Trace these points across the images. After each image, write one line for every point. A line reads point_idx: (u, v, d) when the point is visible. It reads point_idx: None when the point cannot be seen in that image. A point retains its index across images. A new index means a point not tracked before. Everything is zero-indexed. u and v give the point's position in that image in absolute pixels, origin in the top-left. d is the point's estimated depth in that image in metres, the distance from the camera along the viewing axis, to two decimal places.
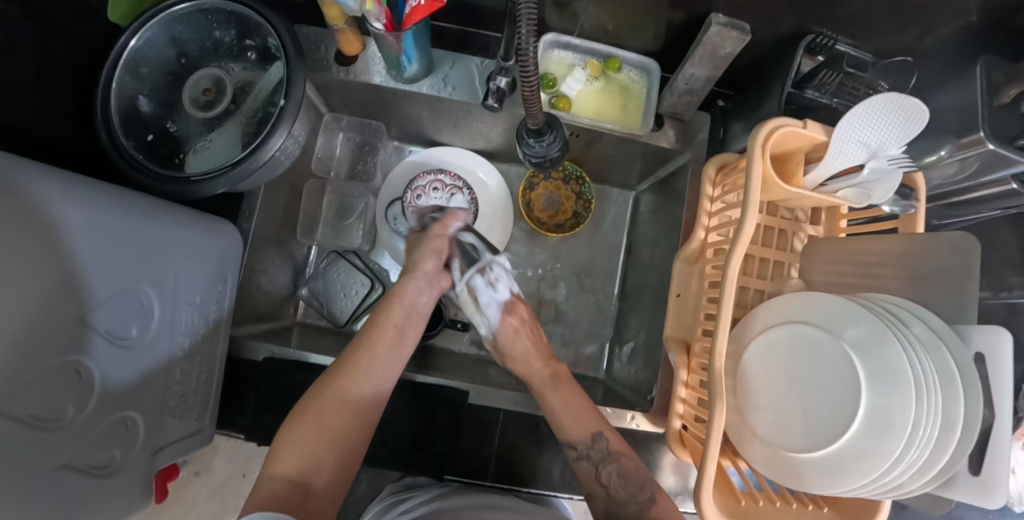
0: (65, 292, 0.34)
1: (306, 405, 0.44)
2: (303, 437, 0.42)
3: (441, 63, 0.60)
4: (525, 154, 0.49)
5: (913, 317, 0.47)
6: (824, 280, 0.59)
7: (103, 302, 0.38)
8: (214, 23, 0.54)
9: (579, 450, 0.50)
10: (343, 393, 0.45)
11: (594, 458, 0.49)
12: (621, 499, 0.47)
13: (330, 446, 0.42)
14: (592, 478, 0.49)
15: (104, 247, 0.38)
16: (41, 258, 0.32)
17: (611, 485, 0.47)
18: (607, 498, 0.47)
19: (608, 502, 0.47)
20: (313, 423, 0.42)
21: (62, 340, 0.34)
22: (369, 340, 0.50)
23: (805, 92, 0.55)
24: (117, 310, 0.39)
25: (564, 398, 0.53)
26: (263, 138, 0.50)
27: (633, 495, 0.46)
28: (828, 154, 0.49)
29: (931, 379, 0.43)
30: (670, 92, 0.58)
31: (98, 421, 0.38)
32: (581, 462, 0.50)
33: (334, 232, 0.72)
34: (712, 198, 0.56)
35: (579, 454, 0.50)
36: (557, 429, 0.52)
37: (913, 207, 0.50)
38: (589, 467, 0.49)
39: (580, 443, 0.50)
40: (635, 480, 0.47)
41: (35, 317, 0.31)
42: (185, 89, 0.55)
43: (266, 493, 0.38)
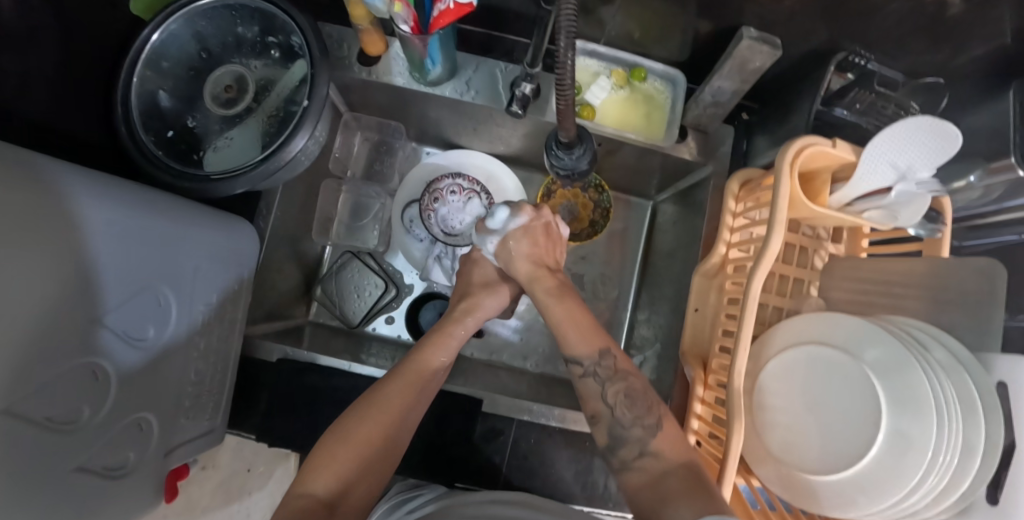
0: (82, 293, 0.33)
1: (343, 427, 0.42)
2: (337, 456, 0.40)
3: (465, 66, 0.59)
4: (553, 166, 0.48)
5: (933, 341, 0.47)
6: (843, 300, 0.58)
7: (121, 304, 0.37)
8: (238, 19, 0.54)
9: (586, 365, 0.47)
10: (384, 417, 0.43)
11: (600, 376, 0.46)
12: (627, 423, 0.43)
13: (360, 468, 0.40)
14: (596, 398, 0.46)
15: (125, 247, 0.37)
16: (62, 259, 0.31)
17: (618, 406, 0.45)
18: (611, 419, 0.45)
19: (611, 423, 0.44)
20: (350, 444, 0.41)
21: (78, 341, 0.33)
22: (408, 368, 0.49)
23: (833, 110, 0.54)
24: (135, 312, 0.39)
25: (574, 315, 0.51)
26: (286, 138, 0.50)
27: (639, 417, 0.43)
28: (855, 176, 0.49)
29: (952, 404, 0.42)
30: (695, 103, 0.58)
31: (113, 423, 0.38)
32: (586, 378, 0.47)
33: (348, 232, 0.72)
34: (734, 213, 0.56)
35: (582, 372, 0.48)
36: (566, 347, 0.50)
37: (939, 231, 0.49)
38: (593, 384, 0.47)
39: (586, 358, 0.48)
40: (641, 401, 0.44)
41: (52, 317, 0.31)
42: (208, 86, 0.55)
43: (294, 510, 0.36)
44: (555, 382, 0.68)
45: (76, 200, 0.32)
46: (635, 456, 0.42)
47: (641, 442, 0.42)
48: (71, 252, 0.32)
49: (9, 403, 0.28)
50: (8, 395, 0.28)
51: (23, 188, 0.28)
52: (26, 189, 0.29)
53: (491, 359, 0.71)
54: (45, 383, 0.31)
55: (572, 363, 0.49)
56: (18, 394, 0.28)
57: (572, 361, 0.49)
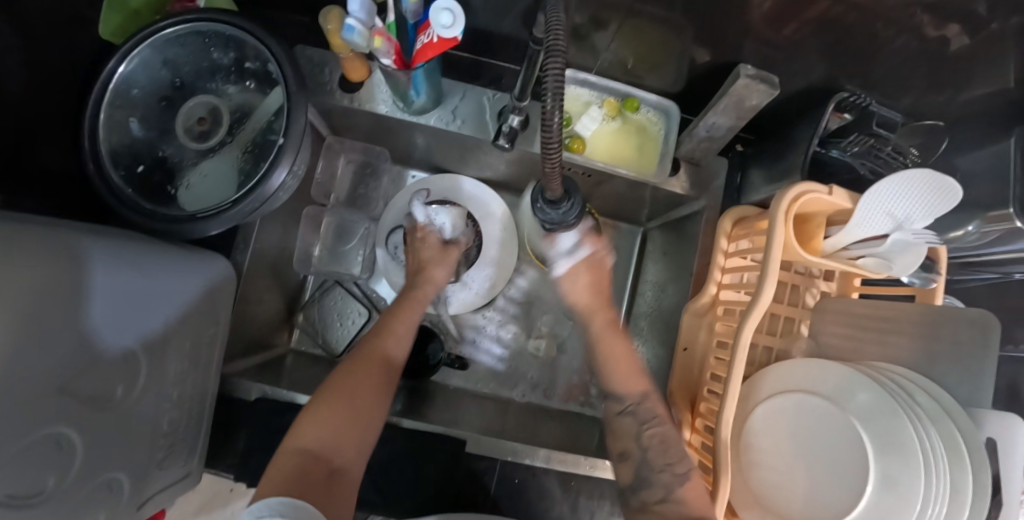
0: (48, 363, 0.31)
1: (333, 385, 0.46)
2: (331, 414, 0.43)
3: (451, 94, 0.56)
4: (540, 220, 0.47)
5: (919, 389, 0.47)
6: (834, 342, 0.57)
7: (117, 332, 0.37)
8: (211, 45, 0.51)
9: (626, 406, 0.52)
10: (366, 379, 0.47)
11: (637, 418, 0.51)
12: (655, 467, 0.48)
13: (353, 417, 0.44)
14: (630, 436, 0.51)
15: (103, 303, 0.36)
16: (34, 325, 0.29)
17: (651, 449, 0.49)
18: (640, 460, 0.49)
19: (636, 464, 0.49)
20: (336, 398, 0.45)
21: (40, 413, 0.31)
22: (388, 323, 0.54)
23: (828, 151, 0.53)
24: (127, 310, 0.38)
25: (620, 356, 0.56)
26: (264, 173, 0.47)
27: (669, 464, 0.47)
28: (852, 222, 0.48)
29: (938, 454, 0.42)
30: (689, 137, 0.56)
31: (81, 486, 0.36)
32: (623, 417, 0.52)
33: (332, 256, 0.68)
34: (726, 252, 0.55)
35: (621, 410, 0.53)
36: (609, 387, 0.54)
37: (934, 280, 0.49)
38: (629, 424, 0.51)
39: (628, 399, 0.52)
40: (674, 450, 0.48)
41: (18, 394, 0.29)
42: (179, 118, 0.52)
43: (294, 464, 0.39)
44: (543, 413, 0.67)
45: (45, 264, 0.30)
46: (657, 500, 0.46)
47: (665, 487, 0.46)
48: (46, 316, 0.30)
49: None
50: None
51: None
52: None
53: (477, 390, 0.69)
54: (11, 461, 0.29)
55: (611, 399, 0.54)
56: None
57: (612, 397, 0.54)
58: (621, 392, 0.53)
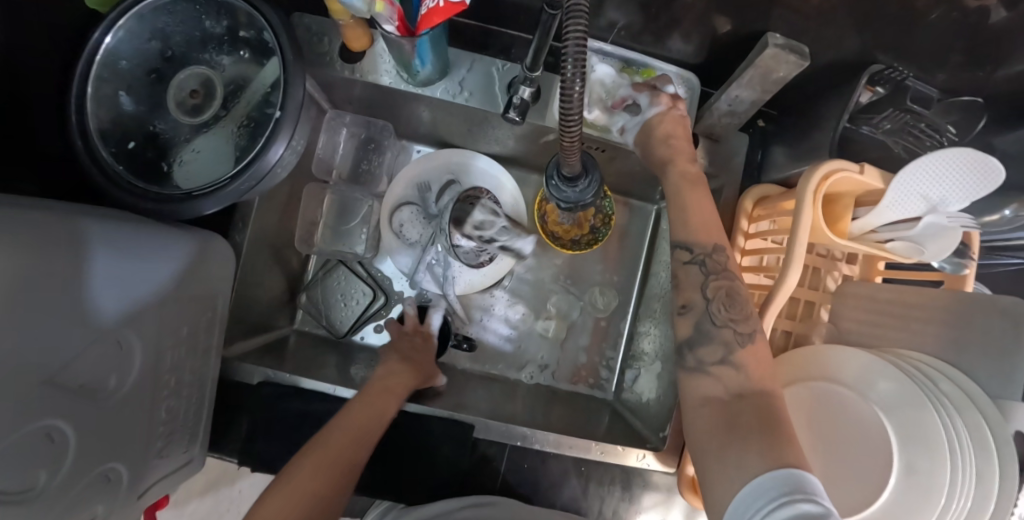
0: (34, 353, 0.29)
1: (305, 472, 0.39)
2: (299, 505, 0.38)
3: (458, 64, 0.53)
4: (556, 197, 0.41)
5: (940, 375, 0.45)
6: (855, 328, 0.55)
7: (110, 298, 0.35)
8: (203, 12, 0.48)
9: (697, 252, 0.42)
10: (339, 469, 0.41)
11: (705, 267, 0.42)
12: (718, 320, 0.40)
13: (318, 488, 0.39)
14: (695, 287, 0.42)
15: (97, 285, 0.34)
16: (17, 313, 0.27)
17: (716, 302, 0.41)
18: (704, 313, 0.41)
19: (702, 316, 0.41)
20: (307, 471, 0.40)
21: (25, 408, 0.29)
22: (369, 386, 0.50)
23: (860, 128, 0.50)
24: (124, 276, 0.36)
25: (701, 202, 0.45)
26: (262, 148, 0.45)
27: (734, 321, 0.40)
28: (882, 204, 0.45)
29: (966, 445, 0.40)
30: (710, 112, 0.53)
31: (79, 477, 0.35)
32: (691, 266, 0.42)
33: (334, 235, 0.65)
34: (747, 232, 0.53)
35: (689, 259, 0.43)
36: (676, 231, 0.44)
37: (966, 267, 0.47)
38: (696, 273, 0.42)
39: (699, 246, 0.42)
40: (742, 308, 0.40)
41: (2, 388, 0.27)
42: (170, 90, 0.49)
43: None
44: (552, 396, 0.66)
45: (20, 242, 0.28)
46: (715, 359, 0.39)
47: (726, 346, 0.39)
48: (25, 301, 0.28)
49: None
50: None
51: None
52: None
53: (484, 372, 0.68)
54: (1, 457, 0.27)
55: (679, 247, 0.43)
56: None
57: (679, 245, 0.44)
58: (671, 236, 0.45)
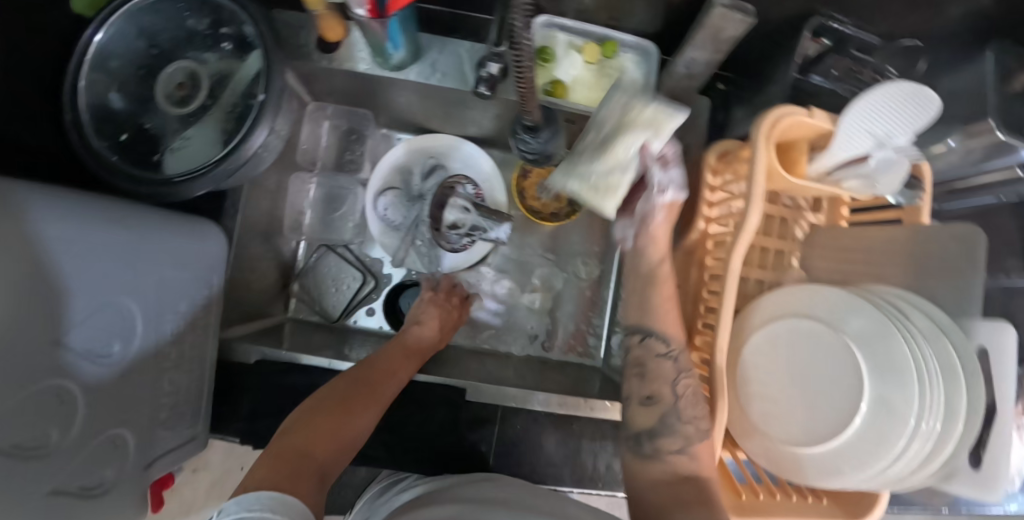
0: (39, 316, 0.31)
1: (340, 400, 0.43)
2: (337, 422, 0.40)
3: (430, 47, 0.56)
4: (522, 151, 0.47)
5: (916, 309, 0.47)
6: (825, 269, 0.58)
7: (87, 356, 0.36)
8: (186, 11, 0.51)
9: (672, 348, 0.46)
10: (370, 402, 0.44)
11: (676, 365, 0.46)
12: (683, 417, 0.44)
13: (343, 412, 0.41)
14: (665, 381, 0.46)
15: (77, 261, 0.35)
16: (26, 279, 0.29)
17: (684, 398, 0.44)
18: (670, 406, 0.45)
19: (666, 411, 0.45)
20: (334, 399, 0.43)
21: (34, 365, 0.31)
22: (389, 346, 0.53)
23: (810, 77, 0.53)
24: (97, 318, 0.37)
25: (671, 293, 0.49)
26: (245, 133, 0.47)
27: (697, 418, 0.44)
28: (833, 145, 0.48)
29: (934, 370, 0.43)
30: (670, 75, 0.56)
31: (87, 441, 0.37)
32: (662, 361, 0.47)
33: (324, 225, 0.69)
34: (712, 187, 0.55)
35: (662, 352, 0.47)
36: (643, 312, 0.49)
37: (920, 197, 0.49)
38: (666, 367, 0.46)
39: (673, 342, 0.47)
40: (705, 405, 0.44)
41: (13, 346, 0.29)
42: (158, 83, 0.52)
43: (285, 464, 0.34)
44: (544, 365, 0.68)
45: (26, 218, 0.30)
46: (674, 450, 0.44)
47: (686, 439, 0.44)
48: (35, 269, 0.30)
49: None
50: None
51: None
52: None
53: (477, 346, 0.70)
54: (14, 407, 0.29)
55: (649, 337, 0.48)
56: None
57: (648, 329, 0.48)
58: (638, 320, 0.49)
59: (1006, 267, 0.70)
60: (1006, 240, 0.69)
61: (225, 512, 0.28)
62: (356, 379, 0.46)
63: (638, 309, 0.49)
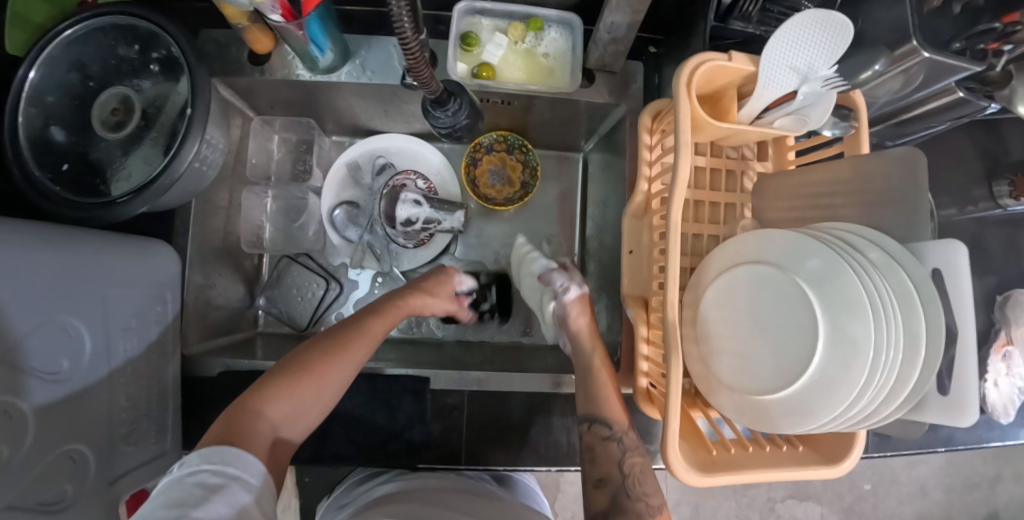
0: None
1: (305, 365, 0.43)
2: (298, 388, 0.42)
3: (358, 48, 0.57)
4: (434, 125, 0.52)
5: (868, 243, 0.46)
6: (776, 217, 0.57)
7: (39, 400, 0.38)
8: (114, 40, 0.53)
9: (616, 431, 0.48)
10: (333, 368, 0.44)
11: (622, 445, 0.48)
12: (632, 494, 0.45)
13: (313, 388, 0.43)
14: (613, 462, 0.47)
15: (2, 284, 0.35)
16: None
17: (631, 476, 0.46)
18: (619, 485, 0.46)
19: (616, 490, 0.46)
20: (308, 369, 0.43)
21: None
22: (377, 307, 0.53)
23: (729, 25, 0.50)
24: (44, 345, 0.39)
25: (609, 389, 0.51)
26: (175, 150, 0.48)
27: (645, 494, 0.45)
28: (759, 85, 0.47)
29: (888, 301, 0.42)
30: (595, 44, 0.54)
31: (40, 457, 0.38)
32: (609, 442, 0.48)
33: (285, 237, 0.70)
34: (650, 146, 0.54)
35: (609, 434, 0.49)
36: (592, 410, 0.49)
37: (854, 127, 0.50)
38: (614, 448, 0.48)
39: (617, 425, 0.49)
40: (649, 481, 0.47)
41: None
42: (94, 111, 0.54)
43: (241, 428, 0.36)
44: (515, 351, 0.67)
45: None
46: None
47: (639, 517, 0.44)
48: None
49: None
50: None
51: None
52: None
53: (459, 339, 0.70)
54: None
55: (595, 423, 0.50)
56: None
57: (597, 421, 0.49)
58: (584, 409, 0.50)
59: (974, 197, 0.68)
60: (968, 170, 0.68)
61: (186, 464, 0.32)
62: (328, 342, 0.46)
63: (583, 398, 0.51)
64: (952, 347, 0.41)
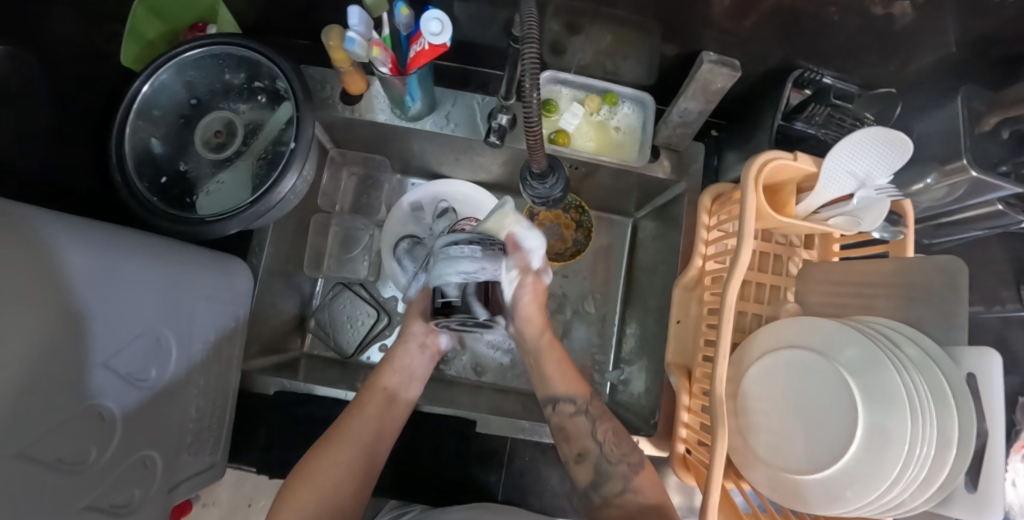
0: (73, 347, 0.34)
1: (303, 467, 0.44)
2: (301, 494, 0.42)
3: (444, 100, 0.61)
4: (530, 196, 0.53)
5: (905, 338, 0.49)
6: (819, 301, 0.60)
7: (123, 401, 0.40)
8: (224, 67, 0.57)
9: (579, 405, 0.52)
10: (331, 456, 0.45)
11: (589, 418, 0.51)
12: (612, 459, 0.48)
13: (321, 485, 0.43)
14: (585, 436, 0.50)
15: (110, 295, 0.37)
16: (60, 311, 0.32)
17: (606, 443, 0.49)
18: (598, 455, 0.49)
19: (598, 459, 0.48)
20: (311, 473, 0.43)
21: (71, 390, 0.34)
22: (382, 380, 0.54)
23: (794, 124, 0.57)
24: (138, 355, 0.41)
25: (560, 363, 0.56)
26: (275, 179, 0.51)
27: (624, 455, 0.48)
28: (818, 185, 0.51)
29: (925, 398, 0.45)
30: (664, 124, 0.59)
31: (120, 461, 0.40)
32: (577, 418, 0.51)
33: (340, 264, 0.72)
34: (708, 226, 0.58)
35: (573, 411, 0.52)
36: (553, 391, 0.53)
37: (903, 233, 0.53)
38: (583, 424, 0.51)
39: (577, 399, 0.52)
40: (625, 442, 0.49)
41: (52, 358, 0.32)
42: (198, 132, 0.58)
43: None
44: None
45: (58, 254, 0.32)
46: (618, 492, 0.46)
47: (624, 477, 0.47)
48: (64, 296, 0.33)
49: (6, 456, 0.28)
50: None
51: (25, 243, 0.30)
52: (27, 267, 0.30)
53: (498, 386, 0.70)
54: (54, 427, 0.33)
55: (559, 404, 0.53)
56: (16, 447, 0.29)
57: (560, 403, 0.53)
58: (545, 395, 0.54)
59: (1002, 297, 0.72)
60: (998, 273, 0.72)
61: None
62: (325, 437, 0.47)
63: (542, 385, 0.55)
64: (981, 447, 0.43)
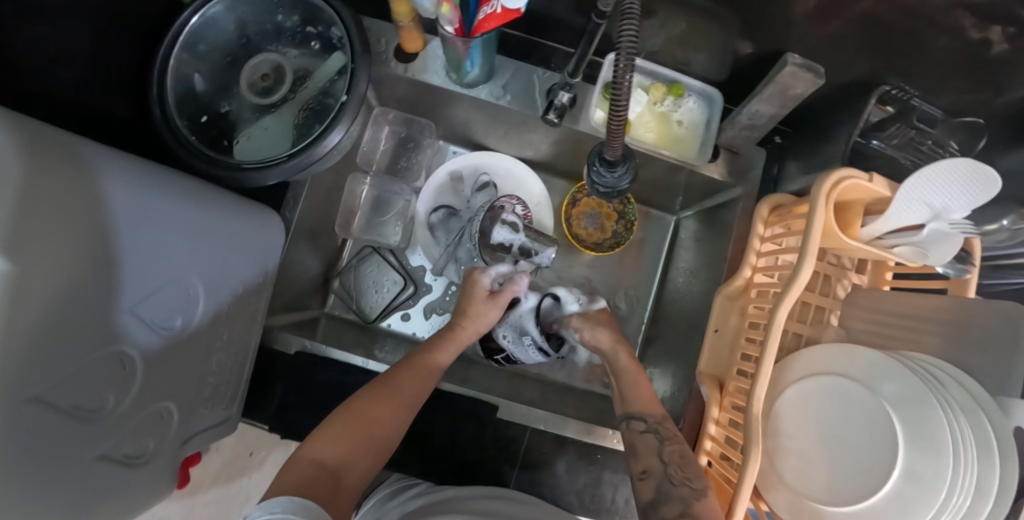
0: (99, 288, 0.31)
1: (344, 415, 0.43)
2: (343, 438, 0.41)
3: (502, 70, 0.58)
4: (595, 182, 0.50)
5: (950, 378, 0.45)
6: (862, 330, 0.58)
7: (144, 339, 0.38)
8: (277, 7, 0.53)
9: (650, 421, 0.48)
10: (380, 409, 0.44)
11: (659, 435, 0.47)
12: (676, 480, 0.43)
13: (362, 437, 0.41)
14: (652, 453, 0.46)
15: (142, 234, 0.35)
16: (92, 248, 0.30)
17: (671, 463, 0.44)
18: (662, 474, 0.44)
19: (661, 479, 0.43)
20: (355, 421, 0.42)
21: (93, 335, 0.32)
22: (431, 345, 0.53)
23: (870, 142, 0.56)
24: (165, 300, 0.39)
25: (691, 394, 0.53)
26: (321, 132, 0.49)
27: (688, 479, 0.43)
28: (886, 212, 0.48)
29: (966, 445, 0.40)
30: (730, 124, 0.56)
31: (137, 412, 0.38)
32: (647, 434, 0.47)
33: (369, 227, 0.70)
34: (763, 238, 0.55)
35: (645, 428, 0.48)
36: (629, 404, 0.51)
37: (968, 272, 0.49)
38: (652, 440, 0.47)
39: (651, 416, 0.49)
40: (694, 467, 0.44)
41: (78, 300, 0.30)
42: (244, 72, 0.54)
43: (300, 476, 0.36)
44: (567, 391, 0.68)
45: (90, 184, 0.30)
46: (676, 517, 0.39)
47: (684, 502, 0.41)
48: (97, 230, 0.30)
49: (23, 401, 0.26)
50: (18, 399, 0.26)
51: (58, 172, 0.27)
52: (61, 201, 0.27)
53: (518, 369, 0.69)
54: (70, 375, 0.31)
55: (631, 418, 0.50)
56: (30, 392, 0.27)
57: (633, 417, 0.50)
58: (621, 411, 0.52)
59: None
60: None
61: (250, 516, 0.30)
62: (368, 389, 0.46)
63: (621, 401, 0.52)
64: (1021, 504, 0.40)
